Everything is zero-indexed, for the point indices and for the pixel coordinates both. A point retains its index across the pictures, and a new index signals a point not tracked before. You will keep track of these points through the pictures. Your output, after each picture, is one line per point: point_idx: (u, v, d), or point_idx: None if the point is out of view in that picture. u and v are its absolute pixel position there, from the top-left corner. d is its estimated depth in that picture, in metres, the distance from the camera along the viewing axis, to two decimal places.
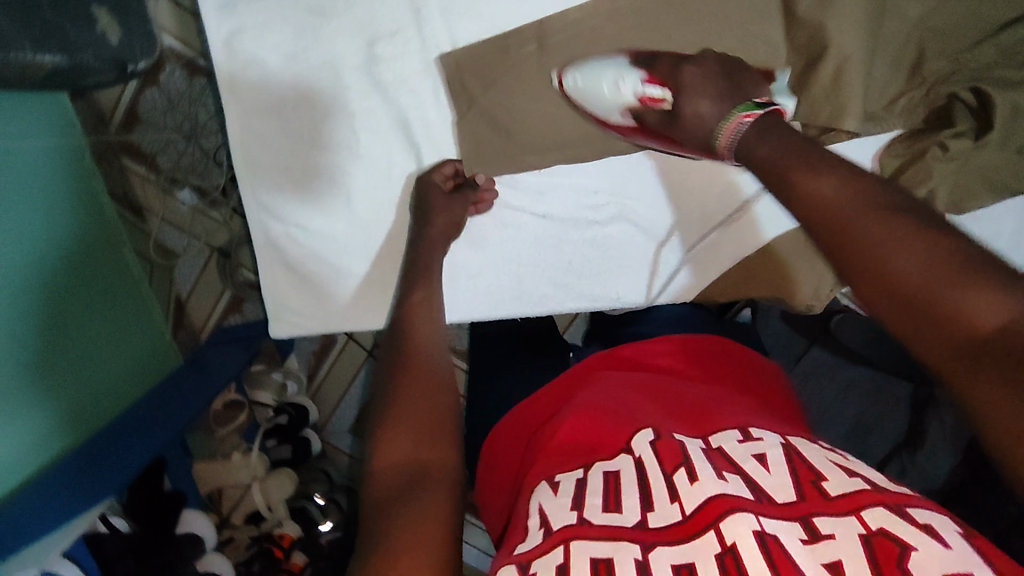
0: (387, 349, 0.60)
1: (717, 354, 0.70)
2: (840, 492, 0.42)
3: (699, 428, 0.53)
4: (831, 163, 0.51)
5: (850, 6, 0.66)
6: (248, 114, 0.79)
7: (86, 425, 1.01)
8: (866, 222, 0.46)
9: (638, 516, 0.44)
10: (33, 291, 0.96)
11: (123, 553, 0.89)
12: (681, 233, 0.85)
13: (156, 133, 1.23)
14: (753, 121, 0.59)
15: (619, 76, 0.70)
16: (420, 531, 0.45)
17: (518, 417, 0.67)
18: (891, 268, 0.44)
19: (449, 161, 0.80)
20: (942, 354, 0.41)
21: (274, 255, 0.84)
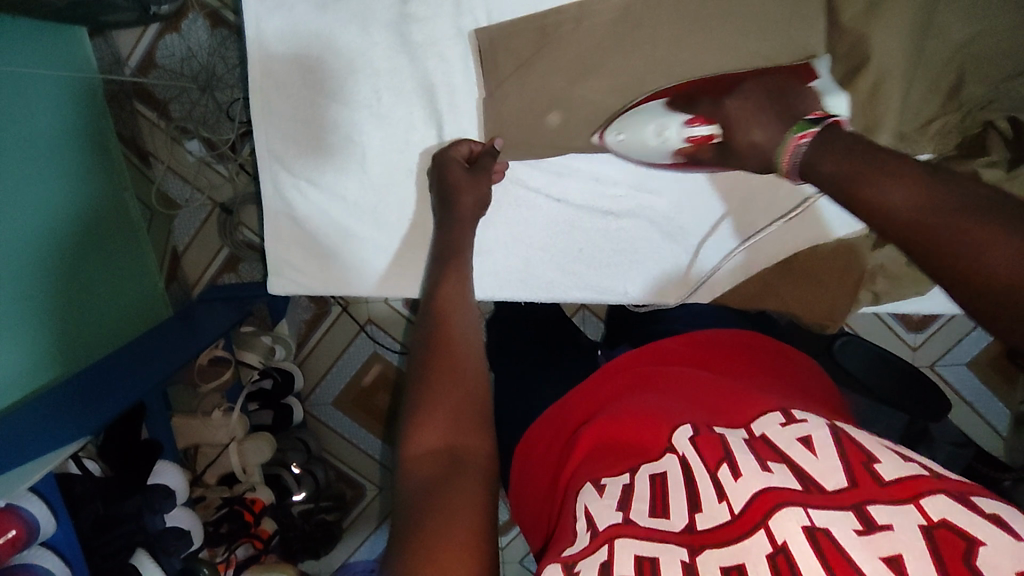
0: (416, 329, 0.58)
1: (746, 347, 0.70)
2: (895, 477, 0.42)
3: (742, 417, 0.53)
4: (897, 163, 0.47)
5: (896, 18, 0.66)
6: (270, 61, 0.76)
7: (71, 361, 0.99)
8: (946, 221, 0.43)
9: (685, 520, 0.45)
10: (34, 219, 0.95)
11: (93, 495, 0.87)
12: (725, 223, 0.85)
13: (172, 80, 1.21)
14: (811, 142, 0.54)
15: (661, 125, 0.73)
16: (451, 518, 0.44)
17: (552, 416, 0.65)
18: (982, 267, 0.40)
19: (466, 141, 0.77)
20: None
21: (282, 209, 0.83)
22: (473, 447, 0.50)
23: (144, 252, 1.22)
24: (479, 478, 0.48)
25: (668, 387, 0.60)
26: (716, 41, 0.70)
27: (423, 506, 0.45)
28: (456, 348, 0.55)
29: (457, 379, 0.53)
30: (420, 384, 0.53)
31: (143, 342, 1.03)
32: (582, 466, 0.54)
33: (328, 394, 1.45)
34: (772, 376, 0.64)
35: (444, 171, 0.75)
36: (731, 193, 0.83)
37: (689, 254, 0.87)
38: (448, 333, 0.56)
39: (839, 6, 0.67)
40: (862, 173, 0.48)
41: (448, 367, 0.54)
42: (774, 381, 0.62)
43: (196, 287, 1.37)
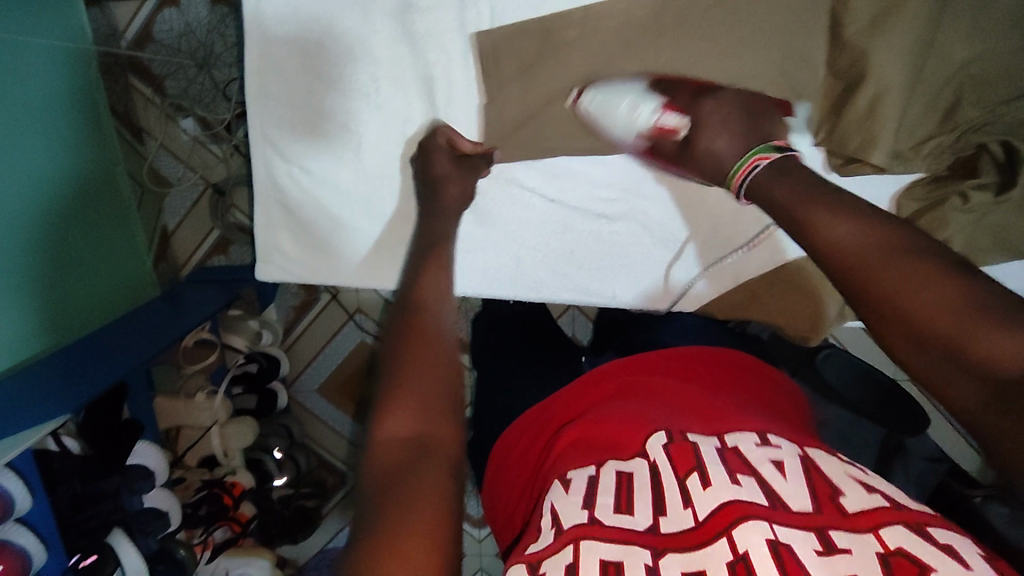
0: (390, 317, 0.57)
1: (727, 364, 0.70)
2: (857, 509, 0.44)
3: (713, 429, 0.54)
4: (841, 204, 0.53)
5: (899, 38, 0.64)
6: (269, 44, 0.75)
7: (51, 336, 0.98)
8: (875, 261, 0.48)
9: (650, 521, 0.46)
10: (25, 192, 0.94)
11: (70, 473, 0.85)
12: (691, 245, 0.86)
13: (168, 56, 1.19)
14: (767, 164, 0.60)
15: (637, 101, 0.69)
16: (415, 507, 0.45)
17: (529, 420, 0.66)
18: (901, 303, 0.46)
19: (441, 127, 0.76)
20: (958, 388, 0.43)
21: (274, 195, 0.82)
22: (441, 435, 0.50)
23: (133, 230, 1.22)
24: (444, 465, 0.49)
25: (651, 396, 0.61)
26: (717, 50, 0.69)
27: (389, 498, 0.46)
28: (426, 335, 0.54)
29: (431, 371, 0.52)
30: (391, 376, 0.52)
31: (134, 325, 1.04)
32: (558, 462, 0.56)
33: (313, 381, 1.45)
34: (753, 399, 0.65)
35: (425, 157, 0.76)
36: (697, 214, 0.84)
37: (664, 268, 0.88)
38: (423, 321, 0.55)
39: (844, 19, 0.66)
40: (806, 204, 0.55)
41: (423, 358, 0.52)
42: (751, 403, 0.63)
43: (185, 268, 1.37)
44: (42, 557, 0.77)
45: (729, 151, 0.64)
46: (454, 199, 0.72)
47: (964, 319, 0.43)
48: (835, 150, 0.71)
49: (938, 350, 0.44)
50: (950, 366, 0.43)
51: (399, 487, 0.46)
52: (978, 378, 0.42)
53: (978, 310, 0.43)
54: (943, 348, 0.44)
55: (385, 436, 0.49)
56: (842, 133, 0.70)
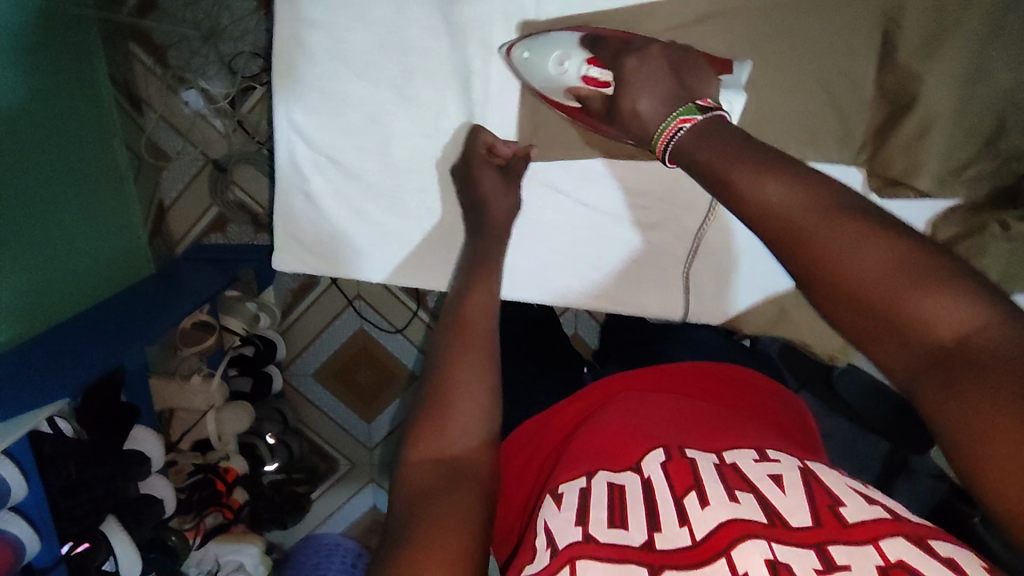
0: (433, 339, 0.58)
1: (748, 383, 0.68)
2: (857, 520, 0.42)
3: (711, 444, 0.52)
4: (776, 165, 0.47)
5: (949, 62, 0.62)
6: (300, 26, 0.72)
7: (29, 324, 0.89)
8: (813, 226, 0.43)
9: (645, 536, 0.45)
10: (20, 165, 0.90)
11: (66, 456, 0.79)
12: (714, 251, 0.81)
13: (173, 25, 1.15)
14: (689, 128, 0.54)
15: (565, 54, 0.67)
16: (442, 526, 0.45)
17: (545, 420, 0.65)
18: (843, 272, 0.41)
19: (485, 132, 0.74)
20: (903, 362, 0.39)
21: (295, 181, 0.79)
22: (469, 455, 0.50)
23: (129, 206, 1.18)
24: (477, 492, 0.48)
25: (663, 404, 0.59)
26: (761, 60, 0.67)
27: (417, 513, 0.46)
28: (472, 349, 0.55)
29: (461, 400, 0.52)
30: (432, 397, 0.53)
31: (129, 307, 1.01)
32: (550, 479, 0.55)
33: (309, 365, 1.42)
34: (767, 421, 0.62)
35: (468, 171, 0.73)
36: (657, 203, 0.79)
37: (698, 280, 0.83)
38: (465, 338, 0.56)
39: (896, 38, 0.63)
40: (735, 162, 0.48)
41: (466, 372, 0.54)
42: (765, 422, 0.61)
43: (180, 244, 1.32)
44: (35, 546, 0.73)
45: (653, 114, 0.58)
46: (501, 215, 0.71)
47: (902, 280, 0.39)
48: (877, 173, 0.69)
49: (886, 324, 0.40)
50: (895, 338, 0.39)
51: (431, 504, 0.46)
52: (914, 343, 0.38)
53: (915, 275, 0.39)
54: (893, 323, 0.39)
55: (419, 457, 0.50)
56: (887, 157, 0.68)
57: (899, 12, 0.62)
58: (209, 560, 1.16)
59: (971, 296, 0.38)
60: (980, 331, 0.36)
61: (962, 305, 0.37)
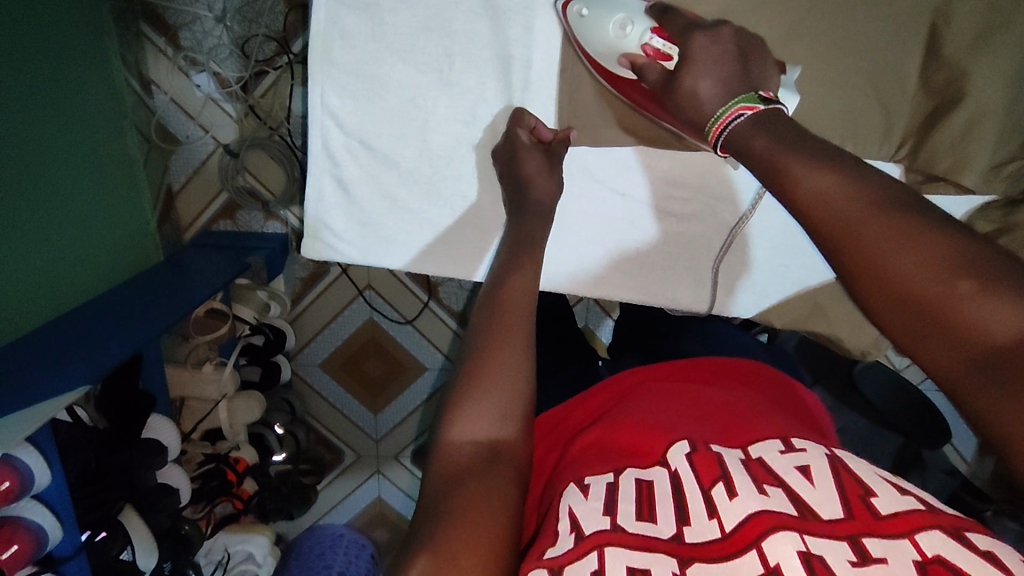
0: (475, 318, 0.58)
1: (776, 386, 0.64)
2: (890, 511, 0.40)
3: (736, 440, 0.50)
4: (836, 158, 0.45)
5: (997, 56, 0.62)
6: (338, 5, 0.70)
7: (43, 310, 0.86)
8: (864, 224, 0.41)
9: (674, 529, 0.42)
10: (40, 148, 0.87)
11: (82, 444, 0.78)
12: (749, 245, 0.80)
13: (185, 6, 1.13)
14: (750, 116, 0.53)
15: (628, 17, 0.63)
16: (480, 511, 0.44)
17: (571, 408, 0.64)
18: (894, 274, 0.39)
19: (527, 115, 0.73)
20: (957, 369, 0.36)
21: (327, 167, 0.78)
22: (510, 441, 0.50)
23: (141, 191, 1.15)
24: (515, 473, 0.48)
25: (679, 398, 0.57)
26: (806, 50, 0.66)
27: (452, 499, 0.45)
28: (511, 334, 0.54)
29: (501, 385, 0.51)
30: (468, 379, 0.52)
31: (144, 296, 0.99)
32: (563, 471, 0.53)
33: (316, 355, 1.40)
34: (773, 399, 0.60)
35: (511, 153, 0.72)
36: (688, 193, 0.77)
37: (729, 270, 0.82)
38: (504, 324, 0.55)
39: (943, 33, 0.63)
40: (791, 155, 0.47)
41: (502, 360, 0.53)
42: (780, 406, 0.59)
43: (189, 231, 1.30)
44: (56, 535, 0.72)
45: (712, 96, 0.57)
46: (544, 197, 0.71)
47: (959, 281, 0.36)
48: (918, 168, 0.69)
49: (940, 328, 0.37)
50: (948, 343, 0.36)
51: (466, 486, 0.45)
52: (968, 349, 0.35)
53: (974, 276, 0.36)
54: (947, 327, 0.36)
55: (456, 437, 0.49)
56: (932, 152, 0.67)
57: (948, 7, 0.62)
58: (218, 551, 1.16)
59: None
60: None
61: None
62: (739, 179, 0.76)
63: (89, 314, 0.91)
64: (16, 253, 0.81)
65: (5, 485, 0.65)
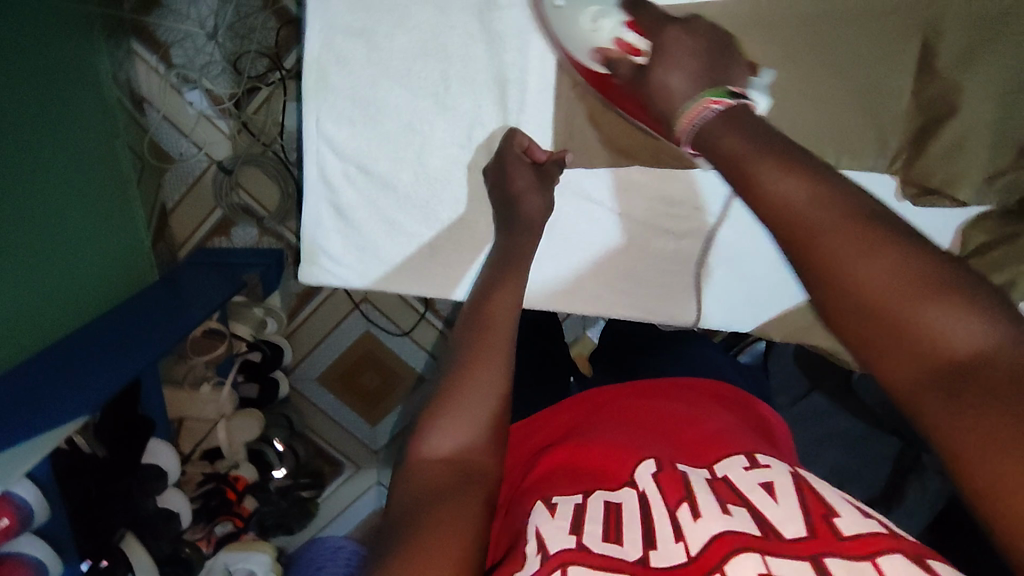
0: (457, 335, 0.57)
1: (739, 402, 0.62)
2: (852, 533, 0.39)
3: (704, 457, 0.49)
4: (804, 165, 0.45)
5: (990, 71, 0.62)
6: (331, 33, 0.71)
7: (38, 337, 0.85)
8: (826, 230, 0.42)
9: (640, 553, 0.41)
10: (31, 172, 0.86)
11: (85, 471, 0.78)
12: (718, 256, 0.79)
13: (177, 24, 1.12)
14: (719, 110, 0.54)
15: (601, 11, 0.64)
16: (449, 531, 0.42)
17: (536, 420, 0.61)
18: (857, 281, 0.39)
19: (521, 135, 0.73)
20: (907, 377, 0.37)
21: (324, 194, 0.79)
22: (484, 467, 0.49)
23: (134, 209, 1.14)
24: (485, 495, 0.46)
25: (650, 418, 0.55)
26: (795, 66, 0.67)
27: (416, 517, 0.43)
28: (495, 353, 0.54)
29: (479, 404, 0.51)
30: (440, 398, 0.51)
31: (139, 316, 0.99)
32: (529, 489, 0.51)
33: (314, 368, 1.40)
34: (742, 415, 0.60)
35: (503, 170, 0.72)
36: (667, 208, 0.76)
37: (705, 282, 0.80)
38: (489, 339, 0.55)
39: (935, 48, 0.63)
40: (758, 158, 0.47)
41: (484, 379, 0.52)
42: (750, 426, 0.58)
43: (183, 247, 1.30)
44: (57, 568, 0.72)
45: (683, 89, 0.58)
46: (533, 215, 0.71)
47: (915, 293, 0.38)
48: (913, 181, 0.69)
49: (893, 336, 0.38)
50: (901, 352, 0.38)
51: (435, 505, 0.44)
52: (921, 359, 0.37)
53: (929, 287, 0.38)
54: (902, 337, 0.38)
55: (432, 453, 0.48)
56: (926, 167, 0.67)
57: (938, 21, 0.62)
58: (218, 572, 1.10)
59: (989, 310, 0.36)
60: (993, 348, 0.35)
61: (970, 320, 0.36)
62: (702, 186, 0.74)
63: (85, 338, 0.91)
64: (10, 280, 0.80)
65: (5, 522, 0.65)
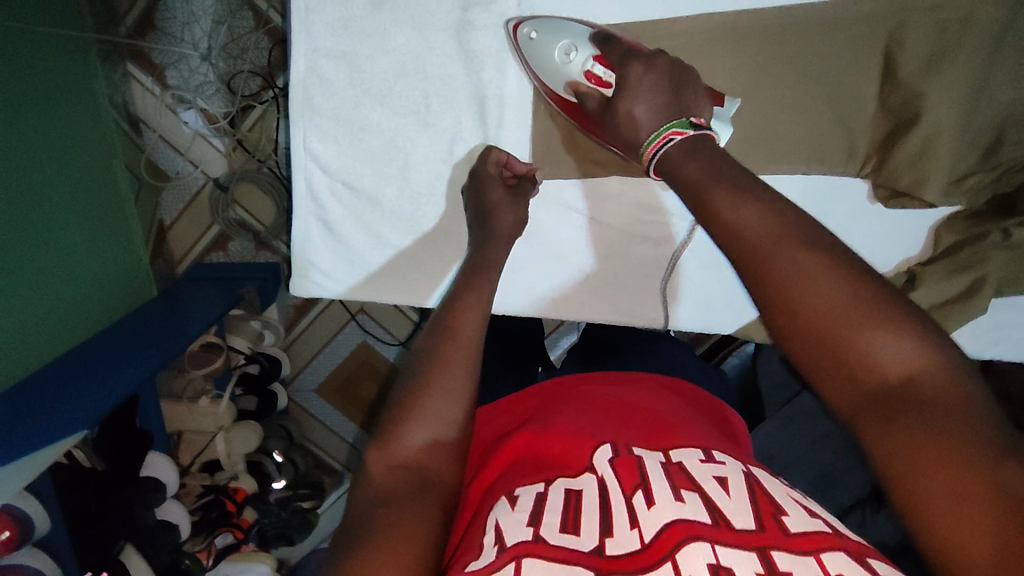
0: (424, 338, 0.59)
1: (698, 398, 0.66)
2: (799, 530, 0.41)
3: (660, 443, 0.52)
4: (758, 194, 0.49)
5: (954, 77, 0.64)
6: (315, 54, 0.74)
7: (34, 354, 0.87)
8: (779, 254, 0.45)
9: (596, 542, 0.42)
10: (31, 194, 0.89)
11: (82, 485, 0.81)
12: (690, 262, 0.81)
13: (172, 46, 1.15)
14: (680, 141, 0.56)
15: (572, 45, 0.67)
16: (401, 539, 0.43)
17: (501, 408, 0.65)
18: (803, 305, 0.43)
19: (496, 152, 0.75)
20: (848, 397, 0.42)
21: (311, 209, 0.81)
22: (442, 476, 0.50)
23: (133, 227, 1.16)
24: (440, 503, 0.48)
25: (612, 408, 0.59)
26: (763, 76, 0.69)
27: (382, 515, 0.45)
28: (465, 357, 0.56)
29: (450, 404, 0.53)
30: (409, 398, 0.53)
31: (137, 330, 1.01)
32: (495, 484, 0.53)
33: (312, 380, 1.42)
34: (697, 408, 0.63)
35: (478, 187, 0.74)
36: (642, 217, 0.78)
37: (680, 288, 0.82)
38: (462, 342, 0.58)
39: (898, 57, 0.65)
40: (715, 183, 0.50)
41: (452, 381, 0.54)
42: (708, 421, 0.61)
43: (180, 263, 1.33)
44: None
45: (648, 120, 0.60)
46: (508, 227, 0.73)
47: (856, 317, 0.42)
48: (883, 184, 0.71)
49: (837, 359, 0.42)
50: (843, 373, 0.42)
51: (401, 507, 0.46)
52: (861, 380, 0.41)
53: (869, 312, 0.42)
54: (845, 359, 0.42)
55: (399, 452, 0.50)
56: (893, 170, 0.69)
57: (901, 31, 0.64)
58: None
59: (915, 334, 0.41)
60: (914, 369, 0.40)
61: (904, 346, 0.41)
62: (667, 199, 0.77)
63: (84, 355, 0.93)
64: (9, 299, 0.82)
65: (7, 534, 0.69)
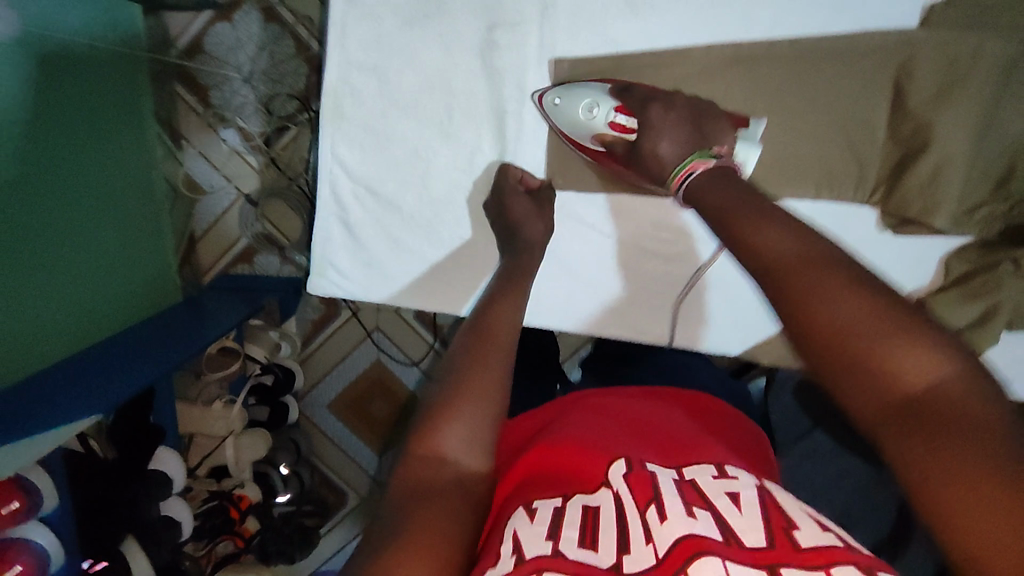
0: (458, 339, 0.61)
1: (716, 412, 0.65)
2: (810, 545, 0.41)
3: (675, 460, 0.52)
4: (782, 220, 0.50)
5: (962, 109, 0.65)
6: (349, 67, 0.79)
7: (60, 344, 0.90)
8: (803, 271, 0.46)
9: (614, 559, 0.42)
10: (73, 193, 0.94)
11: (93, 476, 0.86)
12: (705, 283, 0.81)
13: (218, 68, 1.23)
14: (704, 171, 0.60)
15: (594, 100, 0.72)
16: (419, 546, 0.43)
17: (518, 425, 0.66)
18: (827, 320, 0.43)
19: (511, 168, 0.78)
20: (877, 413, 0.41)
21: (334, 211, 0.84)
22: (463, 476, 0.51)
23: (164, 236, 1.21)
24: (466, 504, 0.49)
25: (625, 420, 0.59)
26: (775, 103, 0.72)
27: (406, 511, 0.46)
28: (480, 363, 0.57)
29: (474, 405, 0.54)
30: (450, 389, 0.55)
31: (159, 329, 1.05)
32: (513, 496, 0.53)
33: (326, 395, 1.42)
34: (708, 424, 0.62)
35: (503, 202, 0.77)
36: (658, 235, 0.80)
37: (691, 310, 0.83)
38: (486, 351, 0.59)
39: (906, 89, 0.67)
40: (744, 212, 0.53)
41: (476, 382, 0.55)
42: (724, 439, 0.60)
43: (207, 273, 1.35)
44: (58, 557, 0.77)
45: (674, 155, 0.65)
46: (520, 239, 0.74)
47: (882, 335, 0.41)
48: (892, 212, 0.72)
49: (865, 376, 0.41)
50: (875, 391, 0.41)
51: (419, 506, 0.47)
52: (893, 397, 0.40)
53: (891, 325, 0.42)
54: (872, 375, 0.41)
55: (425, 449, 0.51)
56: (903, 198, 0.70)
57: (908, 65, 0.67)
58: None
59: (943, 350, 0.40)
60: (942, 385, 0.39)
61: (934, 361, 0.40)
62: (688, 220, 0.78)
63: (110, 347, 0.96)
64: (39, 290, 0.86)
65: (17, 504, 0.72)
